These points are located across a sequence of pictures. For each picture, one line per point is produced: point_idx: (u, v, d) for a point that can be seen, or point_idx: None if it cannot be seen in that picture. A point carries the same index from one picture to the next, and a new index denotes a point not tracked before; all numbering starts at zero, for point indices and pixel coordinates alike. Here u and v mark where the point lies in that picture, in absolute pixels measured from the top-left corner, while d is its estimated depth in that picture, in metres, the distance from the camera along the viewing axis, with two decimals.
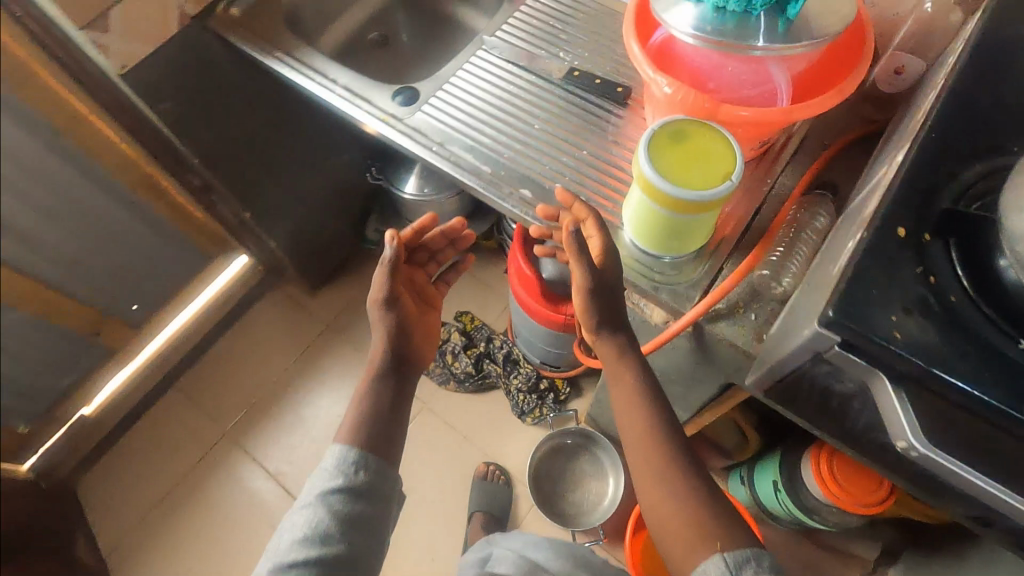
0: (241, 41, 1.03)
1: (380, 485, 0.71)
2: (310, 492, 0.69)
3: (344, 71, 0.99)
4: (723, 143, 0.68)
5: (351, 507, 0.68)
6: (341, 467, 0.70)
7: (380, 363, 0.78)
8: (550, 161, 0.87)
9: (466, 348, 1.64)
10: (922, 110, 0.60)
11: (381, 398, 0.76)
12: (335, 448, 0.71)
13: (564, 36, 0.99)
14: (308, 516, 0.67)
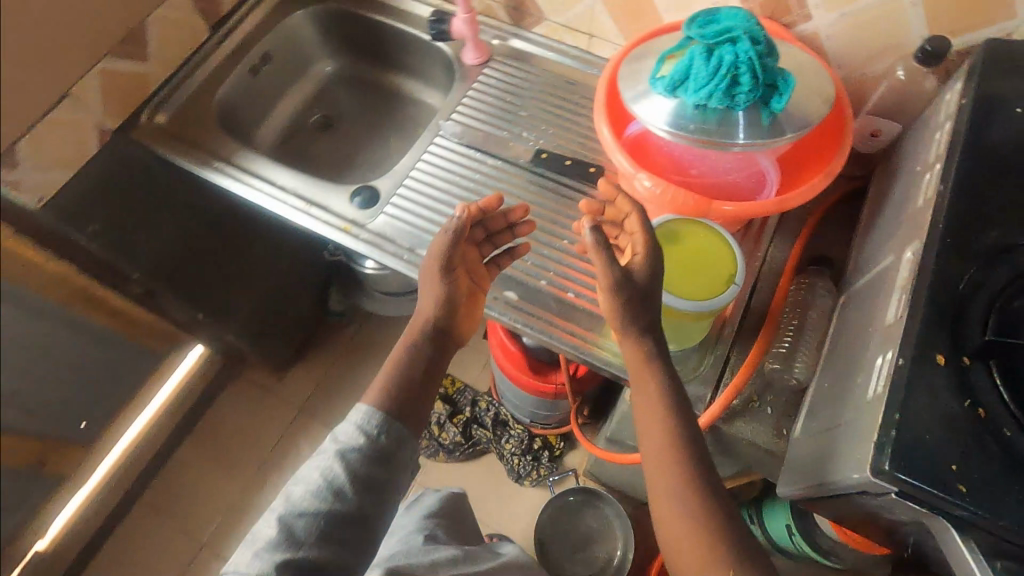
0: (173, 153, 0.93)
1: (405, 452, 0.59)
2: (330, 442, 0.57)
3: (294, 176, 0.91)
4: (719, 241, 0.65)
5: (372, 466, 0.56)
6: (367, 426, 0.58)
7: (422, 332, 0.68)
8: (531, 256, 0.82)
9: (454, 415, 1.57)
10: (921, 199, 0.58)
11: (414, 352, 0.66)
12: (364, 406, 0.60)
13: (524, 113, 0.94)
14: (322, 465, 0.56)
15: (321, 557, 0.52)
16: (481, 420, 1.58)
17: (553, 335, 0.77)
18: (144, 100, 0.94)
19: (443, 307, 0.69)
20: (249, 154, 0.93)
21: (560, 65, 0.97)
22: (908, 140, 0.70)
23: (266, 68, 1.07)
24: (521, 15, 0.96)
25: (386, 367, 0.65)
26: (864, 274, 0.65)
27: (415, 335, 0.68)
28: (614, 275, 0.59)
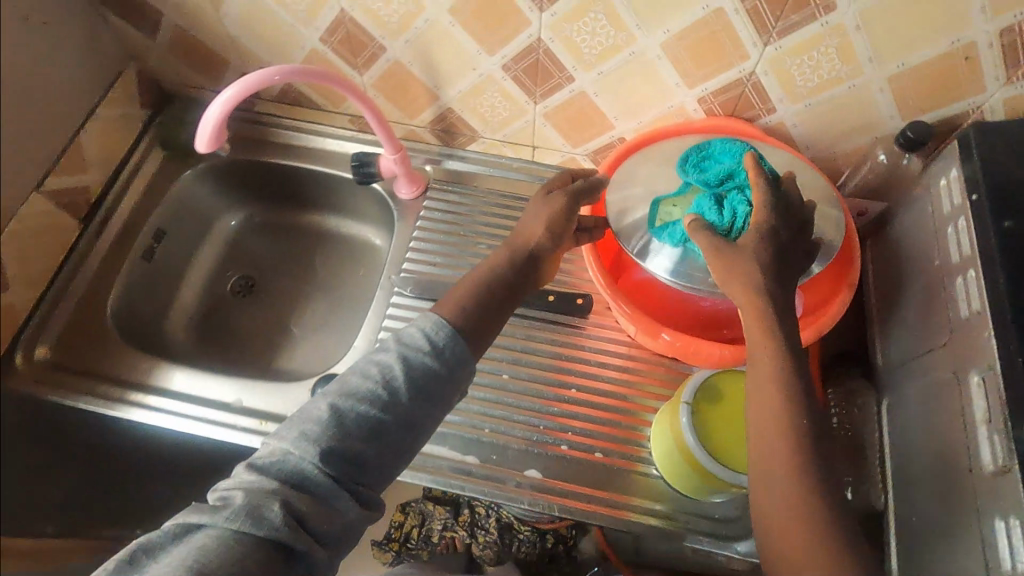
0: (66, 395, 0.74)
1: (466, 367, 0.55)
2: (393, 339, 0.54)
3: (237, 385, 0.77)
4: None
5: (432, 372, 0.52)
6: (435, 336, 0.54)
7: (520, 251, 0.64)
8: (541, 419, 0.72)
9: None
10: (967, 313, 0.54)
11: (510, 275, 0.62)
12: (434, 315, 0.56)
13: (484, 245, 0.85)
14: (381, 361, 0.53)
15: (362, 448, 0.50)
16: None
17: (592, 513, 0.67)
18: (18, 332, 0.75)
19: (554, 233, 0.65)
20: (169, 366, 0.78)
21: (507, 181, 0.88)
22: (903, 221, 0.67)
23: (163, 246, 0.90)
24: (452, 136, 0.86)
25: (472, 277, 0.62)
26: (910, 381, 0.61)
27: (509, 257, 0.64)
28: (732, 250, 0.55)
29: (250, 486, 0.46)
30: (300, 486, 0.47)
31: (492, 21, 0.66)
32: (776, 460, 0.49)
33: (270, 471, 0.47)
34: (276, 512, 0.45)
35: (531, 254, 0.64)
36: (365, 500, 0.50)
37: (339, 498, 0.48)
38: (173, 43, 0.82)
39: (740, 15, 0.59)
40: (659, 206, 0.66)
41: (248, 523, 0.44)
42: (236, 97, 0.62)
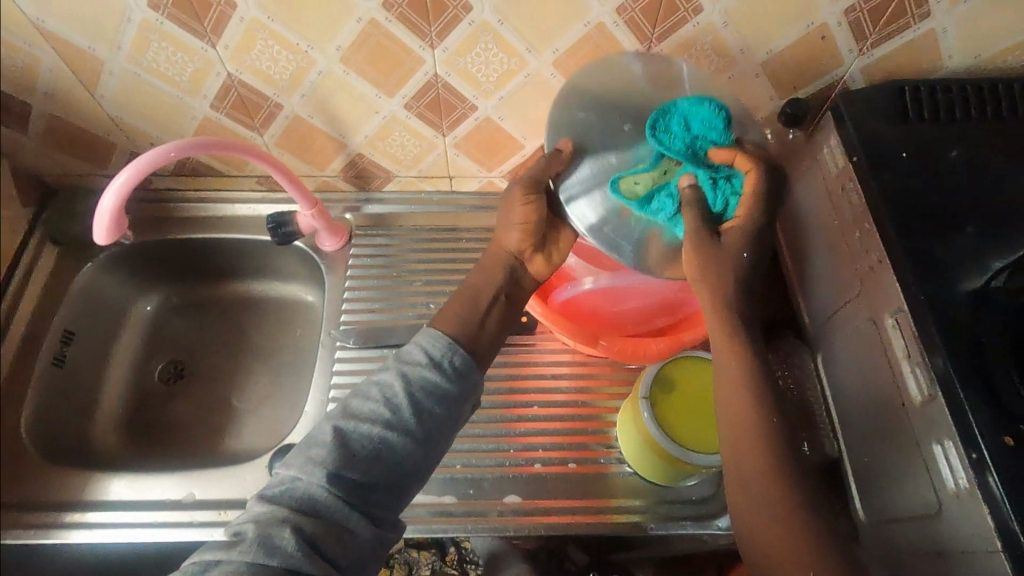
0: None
1: (469, 379, 0.57)
2: (394, 359, 0.56)
3: (186, 478, 0.72)
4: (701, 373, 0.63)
5: (435, 386, 0.54)
6: (433, 350, 0.56)
7: (500, 258, 0.64)
8: (509, 443, 0.72)
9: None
10: (871, 262, 0.59)
11: (498, 284, 0.64)
12: (432, 331, 0.58)
13: (420, 282, 0.85)
14: (383, 381, 0.54)
15: (370, 468, 0.51)
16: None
17: (575, 524, 0.68)
18: None
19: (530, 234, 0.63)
20: (106, 478, 0.73)
21: (429, 216, 0.89)
22: (799, 191, 0.74)
23: (74, 349, 0.83)
24: (367, 181, 0.86)
25: (464, 288, 0.64)
26: (836, 334, 0.66)
27: (493, 266, 0.64)
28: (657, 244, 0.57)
29: (263, 516, 0.47)
30: (312, 511, 0.48)
31: (386, 65, 0.67)
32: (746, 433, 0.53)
33: (281, 499, 0.48)
34: (288, 538, 0.45)
35: (512, 260, 0.64)
36: (378, 518, 0.51)
37: (352, 521, 0.48)
38: (52, 133, 0.73)
39: (620, 27, 0.62)
40: (619, 184, 0.57)
41: (261, 554, 0.44)
42: (132, 181, 0.59)
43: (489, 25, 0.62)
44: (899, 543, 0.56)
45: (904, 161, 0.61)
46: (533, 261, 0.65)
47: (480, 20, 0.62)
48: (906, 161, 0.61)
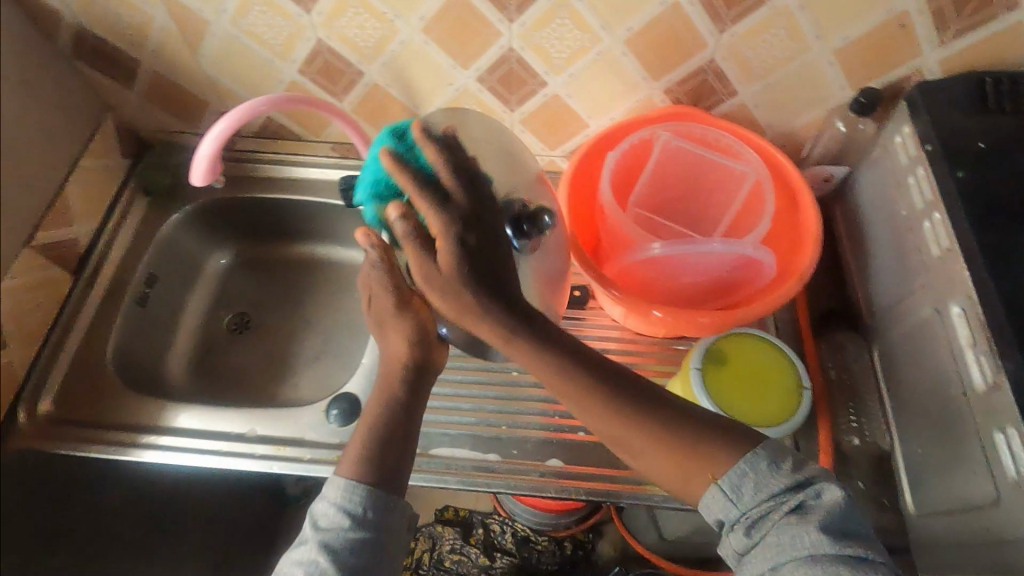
0: (74, 445, 0.74)
1: (392, 511, 0.57)
2: (310, 530, 0.55)
3: (249, 414, 0.77)
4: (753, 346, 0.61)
5: (362, 546, 0.54)
6: (347, 506, 0.55)
7: (394, 371, 0.62)
8: (554, 409, 0.74)
9: (465, 545, 1.41)
10: (941, 251, 0.58)
11: (397, 393, 0.61)
12: (338, 478, 0.57)
13: None
14: (306, 559, 0.53)
15: None
16: (503, 546, 1.42)
17: (614, 492, 0.69)
18: (19, 389, 0.75)
19: (414, 340, 0.61)
20: (175, 406, 0.79)
21: None
22: (866, 183, 0.73)
23: (156, 291, 0.90)
24: None
25: (366, 417, 0.61)
26: (896, 326, 0.65)
27: (391, 376, 0.62)
28: None
29: None
30: None
31: (465, 37, 0.70)
32: (585, 400, 0.54)
33: None
34: None
35: (410, 366, 0.62)
36: None
37: None
38: (150, 89, 0.83)
39: (695, 7, 0.64)
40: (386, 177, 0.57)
41: None
42: (231, 131, 0.64)
43: None
44: (952, 536, 0.56)
45: (983, 153, 0.59)
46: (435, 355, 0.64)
47: None
48: (985, 153, 0.59)
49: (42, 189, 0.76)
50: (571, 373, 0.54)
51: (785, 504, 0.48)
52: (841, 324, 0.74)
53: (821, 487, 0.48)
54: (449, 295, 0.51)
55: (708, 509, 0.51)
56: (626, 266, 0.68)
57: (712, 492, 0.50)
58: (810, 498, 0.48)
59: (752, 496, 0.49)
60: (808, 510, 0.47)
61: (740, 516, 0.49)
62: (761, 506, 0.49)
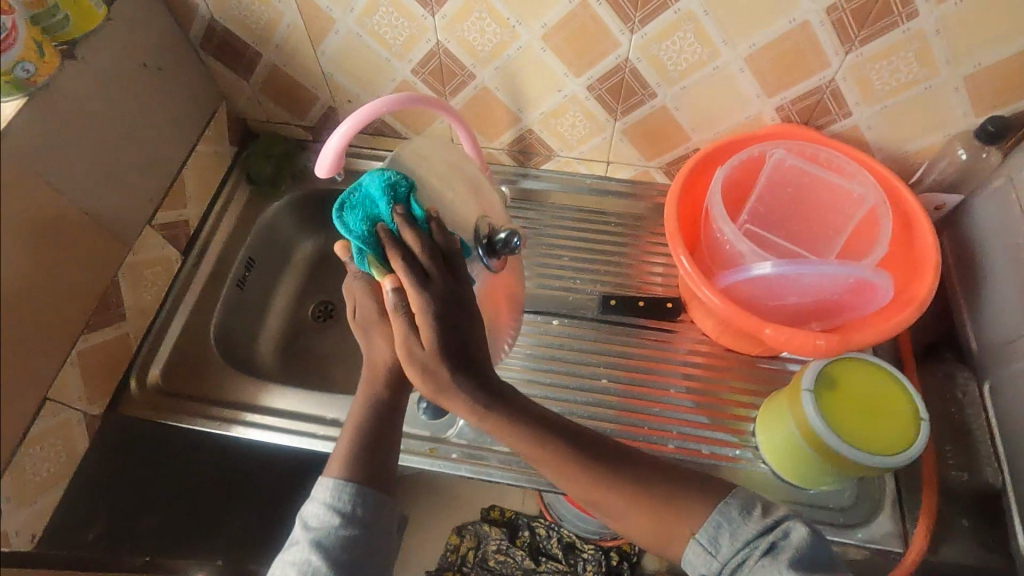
0: (179, 417, 0.78)
1: (382, 510, 0.59)
2: (302, 529, 0.57)
3: (342, 401, 0.80)
4: (874, 384, 0.60)
5: (351, 539, 0.56)
6: (336, 504, 0.57)
7: (382, 370, 0.65)
8: (645, 420, 0.73)
9: (511, 547, 1.39)
10: None
11: (379, 394, 0.64)
12: (328, 479, 0.59)
13: (567, 257, 0.88)
14: (297, 559, 0.55)
15: None
16: (548, 551, 1.39)
17: None
18: (133, 358, 0.79)
19: (397, 344, 0.65)
20: (270, 386, 0.82)
21: (581, 196, 0.92)
22: (984, 213, 0.71)
23: (253, 275, 0.94)
24: (527, 157, 0.91)
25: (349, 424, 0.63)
26: (1012, 363, 0.64)
27: (373, 382, 0.65)
28: None
29: None
30: None
31: (583, 45, 0.71)
32: (541, 448, 0.58)
33: None
34: None
35: (390, 375, 0.65)
36: None
37: None
38: (266, 83, 0.87)
39: (825, 26, 0.64)
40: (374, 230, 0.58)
41: None
42: (356, 129, 0.67)
43: (693, 14, 0.65)
44: None
45: None
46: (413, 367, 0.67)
47: (686, 9, 0.65)
48: None
49: (164, 172, 0.80)
50: (548, 442, 0.58)
51: (759, 548, 0.52)
52: (946, 355, 0.72)
53: (788, 526, 0.52)
54: (426, 372, 0.54)
55: (693, 565, 0.55)
56: (726, 285, 0.66)
57: (692, 546, 0.54)
58: (780, 538, 0.52)
59: (729, 545, 0.53)
60: (779, 550, 0.51)
61: (721, 567, 0.53)
62: (739, 553, 0.52)
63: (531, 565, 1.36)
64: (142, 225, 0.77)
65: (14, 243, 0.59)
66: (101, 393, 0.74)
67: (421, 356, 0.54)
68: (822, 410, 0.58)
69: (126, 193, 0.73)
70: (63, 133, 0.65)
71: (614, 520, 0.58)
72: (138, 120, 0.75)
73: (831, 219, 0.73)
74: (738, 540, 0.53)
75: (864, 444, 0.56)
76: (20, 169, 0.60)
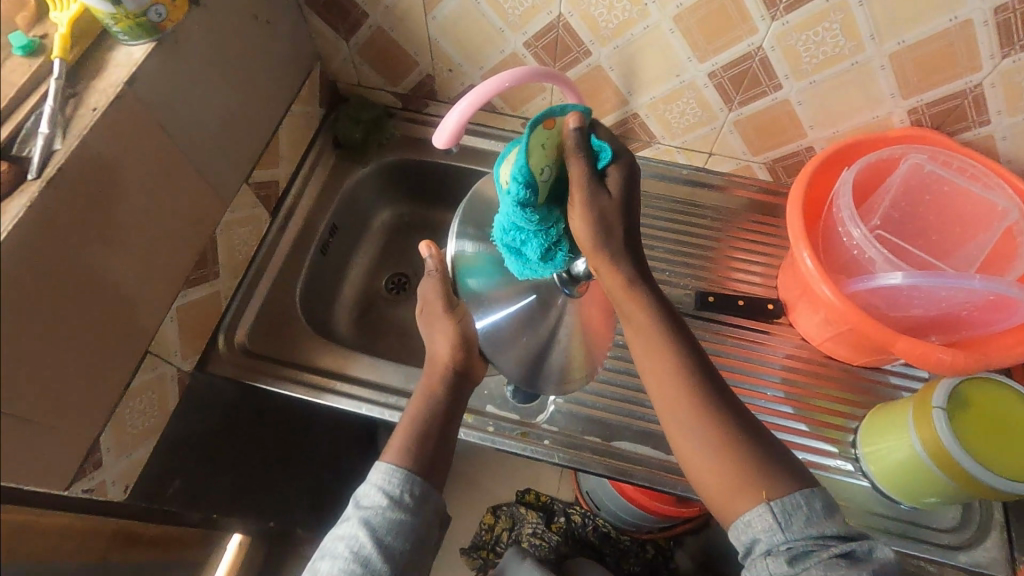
0: (268, 380, 0.77)
1: (431, 505, 0.56)
2: (353, 508, 0.54)
3: None
4: (1006, 419, 0.60)
5: (402, 530, 0.53)
6: (391, 489, 0.54)
7: (438, 374, 0.64)
8: None
9: (547, 531, 1.32)
10: None
11: (440, 399, 0.62)
12: (383, 464, 0.56)
13: (661, 248, 0.85)
14: (347, 534, 0.52)
15: None
16: (583, 538, 1.32)
17: None
18: (220, 318, 0.78)
19: (452, 339, 0.63)
20: (354, 355, 0.81)
21: (675, 187, 0.89)
22: None
23: (333, 241, 0.92)
24: (625, 142, 0.88)
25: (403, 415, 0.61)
26: None
27: (430, 389, 0.63)
28: None
29: None
30: None
31: (716, 29, 0.68)
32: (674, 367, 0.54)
33: None
34: None
35: (451, 370, 0.64)
36: None
37: None
38: (367, 45, 0.84)
39: (988, 27, 0.60)
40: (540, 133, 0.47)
41: None
42: (479, 103, 0.62)
43: (845, 4, 0.62)
44: None
45: None
46: (473, 368, 0.65)
47: None
48: None
49: (263, 130, 0.78)
50: (672, 347, 0.55)
51: (835, 547, 0.44)
52: None
53: (875, 544, 0.44)
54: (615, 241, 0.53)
55: (750, 527, 0.47)
56: (850, 293, 0.64)
57: (761, 510, 0.47)
58: (861, 550, 0.44)
59: (802, 529, 0.45)
60: (857, 560, 0.43)
61: (783, 543, 0.45)
62: (809, 541, 0.45)
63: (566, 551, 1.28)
64: (241, 182, 0.75)
65: (133, 190, 0.58)
66: (193, 350, 0.73)
67: (610, 217, 0.52)
68: (952, 420, 0.59)
69: (230, 149, 0.72)
70: (180, 83, 0.63)
71: (685, 454, 0.53)
72: (245, 74, 0.73)
73: (956, 236, 0.70)
74: (814, 524, 0.45)
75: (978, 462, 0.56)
76: (143, 116, 0.59)
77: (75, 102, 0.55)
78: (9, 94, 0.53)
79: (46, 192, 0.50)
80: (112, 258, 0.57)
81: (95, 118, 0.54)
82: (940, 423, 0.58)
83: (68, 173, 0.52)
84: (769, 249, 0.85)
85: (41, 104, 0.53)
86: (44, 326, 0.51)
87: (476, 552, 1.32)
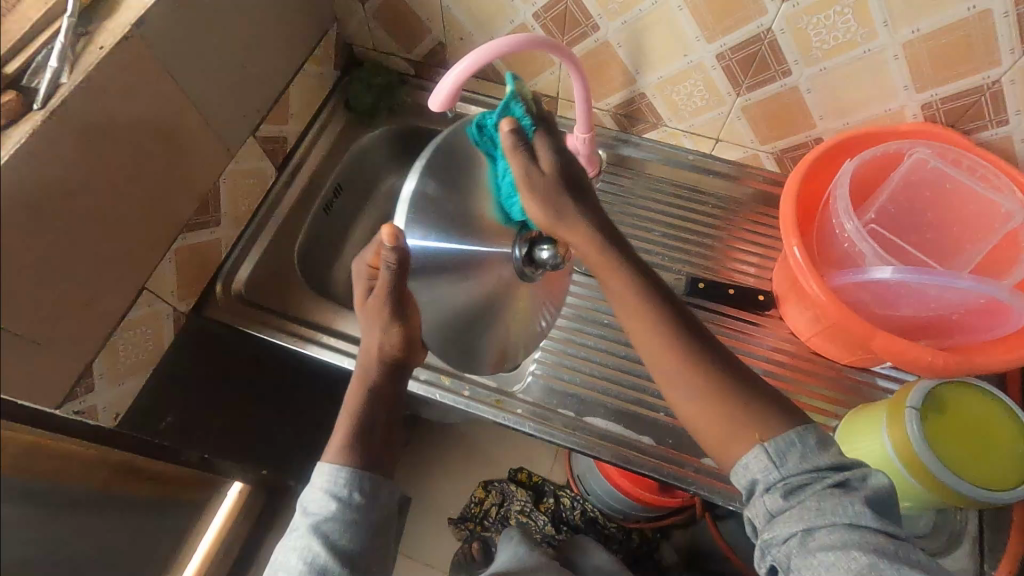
0: (259, 327, 0.80)
1: (382, 496, 0.57)
2: (301, 516, 0.54)
3: None
4: (978, 421, 0.59)
5: (354, 533, 0.53)
6: (336, 489, 0.55)
7: (380, 366, 0.62)
8: None
9: (534, 511, 1.30)
10: None
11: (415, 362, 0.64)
12: (326, 466, 0.56)
13: (657, 232, 0.84)
14: (298, 546, 0.52)
15: None
16: (570, 521, 1.30)
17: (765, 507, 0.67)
18: (220, 265, 0.81)
19: None
20: (345, 312, 0.83)
21: (678, 172, 0.88)
22: None
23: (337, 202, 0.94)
24: (632, 123, 0.87)
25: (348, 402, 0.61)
26: None
27: (366, 375, 0.62)
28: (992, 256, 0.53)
29: None
30: None
31: (725, 8, 0.67)
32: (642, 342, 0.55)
33: None
34: None
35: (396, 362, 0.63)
36: None
37: None
38: (382, 9, 0.85)
39: (1009, 19, 0.57)
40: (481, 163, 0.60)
41: None
42: (473, 69, 0.64)
43: None
44: None
45: None
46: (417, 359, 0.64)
47: None
48: None
49: (272, 85, 0.80)
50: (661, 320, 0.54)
51: (830, 477, 0.45)
52: None
53: (867, 471, 0.46)
54: (550, 202, 0.55)
55: (746, 469, 0.48)
56: (836, 287, 0.62)
57: (756, 450, 0.48)
58: (854, 478, 0.45)
59: (796, 465, 0.46)
60: (851, 487, 0.45)
61: (780, 481, 0.46)
62: (805, 476, 0.46)
63: (553, 532, 1.25)
64: (248, 134, 0.78)
65: (135, 129, 0.61)
66: (190, 292, 0.77)
67: (544, 184, 0.55)
68: (924, 423, 0.58)
69: (237, 100, 0.74)
70: (190, 30, 0.65)
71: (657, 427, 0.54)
72: (257, 29, 0.75)
73: (955, 236, 0.69)
74: (812, 459, 0.46)
75: (946, 468, 0.56)
76: (151, 59, 0.61)
77: (87, 41, 0.58)
78: (25, 29, 0.56)
79: (50, 121, 0.53)
80: (112, 193, 0.60)
81: (102, 56, 0.57)
82: (913, 423, 0.57)
83: (71, 106, 0.54)
84: (769, 241, 0.83)
85: (54, 40, 0.56)
86: (45, 247, 0.54)
87: (463, 523, 1.31)
